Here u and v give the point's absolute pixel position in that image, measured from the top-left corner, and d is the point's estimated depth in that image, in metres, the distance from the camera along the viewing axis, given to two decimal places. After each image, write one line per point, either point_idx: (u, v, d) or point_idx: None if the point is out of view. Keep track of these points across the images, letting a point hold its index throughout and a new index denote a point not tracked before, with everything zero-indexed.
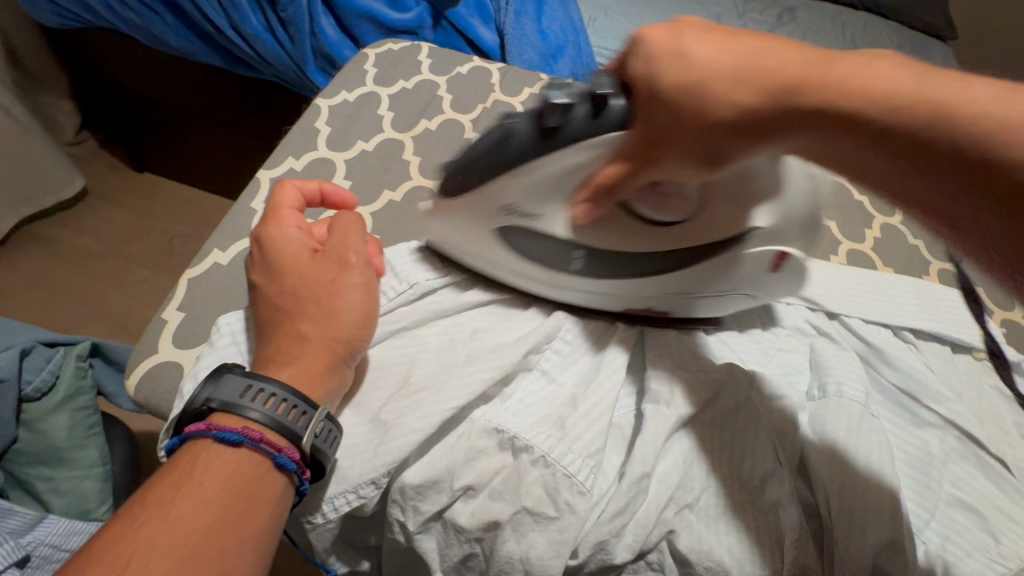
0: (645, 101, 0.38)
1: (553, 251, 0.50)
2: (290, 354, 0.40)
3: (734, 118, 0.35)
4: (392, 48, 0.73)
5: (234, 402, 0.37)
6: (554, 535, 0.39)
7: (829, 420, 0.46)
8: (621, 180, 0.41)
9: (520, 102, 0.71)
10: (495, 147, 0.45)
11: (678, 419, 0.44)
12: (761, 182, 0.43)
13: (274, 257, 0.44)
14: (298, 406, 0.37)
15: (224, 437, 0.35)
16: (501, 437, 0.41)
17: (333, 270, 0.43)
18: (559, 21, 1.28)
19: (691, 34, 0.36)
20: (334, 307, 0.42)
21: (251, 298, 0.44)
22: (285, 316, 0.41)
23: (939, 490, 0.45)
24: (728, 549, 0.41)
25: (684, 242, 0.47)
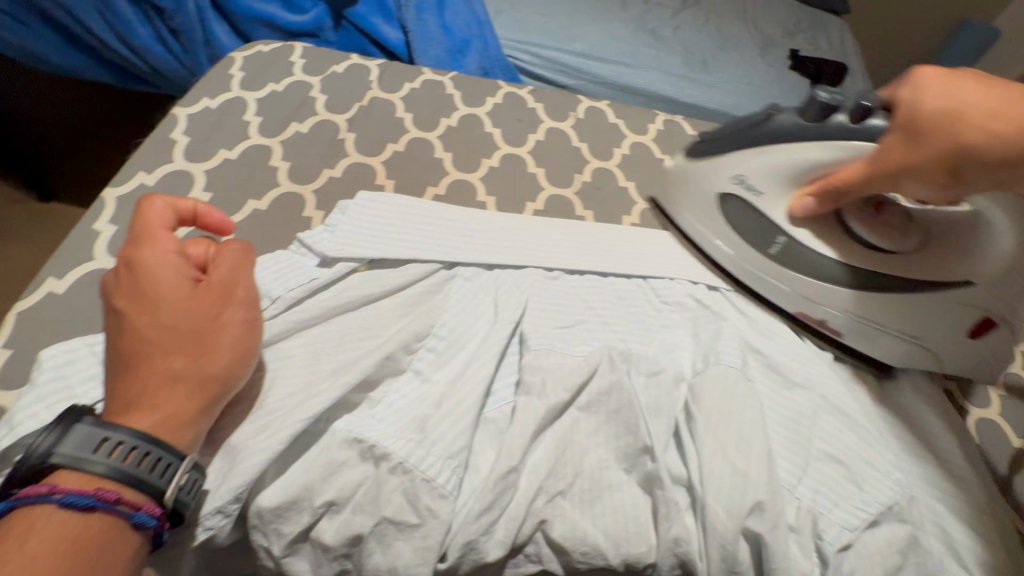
0: (899, 124, 0.44)
1: (759, 230, 0.56)
2: (159, 396, 0.37)
3: (978, 141, 0.41)
4: (262, 50, 0.70)
5: (84, 457, 0.33)
6: (419, 543, 0.37)
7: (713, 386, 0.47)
8: (856, 185, 0.48)
9: (401, 98, 0.69)
10: (753, 128, 0.53)
11: (547, 409, 0.43)
12: (988, 244, 0.49)
13: (145, 286, 0.40)
14: (162, 458, 0.35)
15: (73, 502, 0.32)
16: (362, 447, 0.40)
17: (215, 304, 0.41)
18: (463, 14, 1.26)
19: (963, 80, 0.43)
20: (214, 344, 0.40)
21: (112, 325, 0.40)
22: (153, 352, 0.38)
23: (809, 448, 0.47)
24: (603, 532, 0.41)
25: (908, 271, 0.53)
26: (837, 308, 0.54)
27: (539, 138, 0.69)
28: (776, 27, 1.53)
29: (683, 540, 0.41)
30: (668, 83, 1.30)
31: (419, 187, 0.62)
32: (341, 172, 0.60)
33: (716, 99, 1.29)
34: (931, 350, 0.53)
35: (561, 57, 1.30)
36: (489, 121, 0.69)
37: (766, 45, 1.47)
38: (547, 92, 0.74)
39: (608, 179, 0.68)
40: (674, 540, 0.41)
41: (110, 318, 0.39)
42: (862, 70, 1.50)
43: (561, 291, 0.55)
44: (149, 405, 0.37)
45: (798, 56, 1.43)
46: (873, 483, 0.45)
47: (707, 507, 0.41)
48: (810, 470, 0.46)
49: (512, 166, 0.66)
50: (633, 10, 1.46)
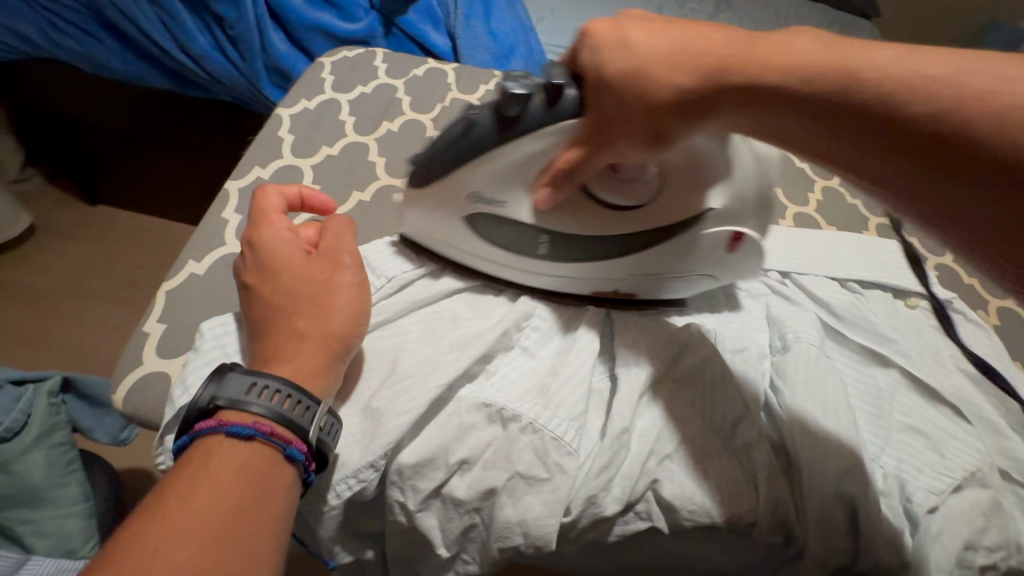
0: (594, 88, 0.41)
1: (521, 237, 0.51)
2: (291, 352, 0.41)
3: (662, 93, 0.38)
4: (347, 55, 0.75)
5: (240, 398, 0.37)
6: (548, 496, 0.41)
7: (801, 359, 0.50)
8: (579, 164, 0.43)
9: (478, 99, 0.74)
10: (461, 139, 0.46)
11: (648, 376, 0.47)
12: (708, 163, 0.45)
13: (267, 260, 0.45)
14: (303, 400, 0.39)
15: (236, 432, 0.36)
16: (489, 411, 0.44)
17: (328, 269, 0.45)
18: (508, 21, 1.31)
19: (634, 25, 0.40)
20: (329, 304, 0.43)
21: (245, 299, 0.45)
22: (284, 314, 0.42)
23: (891, 420, 0.50)
24: (707, 492, 0.44)
25: (639, 225, 0.50)
26: (655, 273, 0.53)
27: None
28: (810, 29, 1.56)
29: (782, 501, 0.45)
30: None
31: None
32: None
33: None
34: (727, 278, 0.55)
35: None
36: None
37: None
38: None
39: None
40: (774, 499, 0.44)
41: (242, 293, 0.44)
42: None
43: None
44: (280, 360, 0.40)
45: None
46: (955, 451, 0.48)
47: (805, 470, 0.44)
48: (892, 440, 0.49)
49: None
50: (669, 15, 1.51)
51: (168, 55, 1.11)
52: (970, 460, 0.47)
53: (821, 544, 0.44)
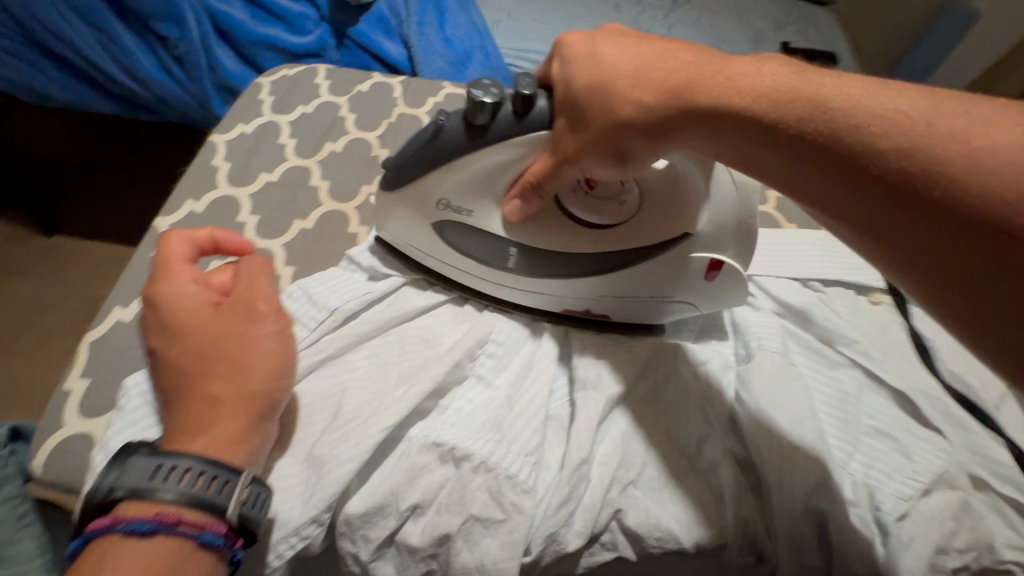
0: (564, 103, 0.43)
1: (490, 248, 0.51)
2: (205, 421, 0.38)
3: (629, 111, 0.40)
4: (288, 74, 0.72)
5: (142, 485, 0.34)
6: (506, 537, 0.39)
7: (766, 366, 0.49)
8: (546, 175, 0.45)
9: (426, 112, 0.71)
10: (428, 144, 0.47)
11: (609, 401, 0.45)
12: (691, 186, 0.46)
13: (170, 318, 0.41)
14: (218, 475, 0.35)
15: (137, 530, 0.33)
16: (441, 450, 0.42)
17: (240, 323, 0.41)
18: (463, 26, 1.29)
19: (606, 39, 0.42)
20: (246, 363, 0.40)
21: (152, 364, 0.41)
22: (192, 381, 0.39)
23: (859, 424, 0.49)
24: (675, 517, 0.43)
25: (631, 243, 0.49)
26: (586, 295, 0.51)
27: None
28: (766, 21, 1.58)
29: (750, 519, 0.43)
30: None
31: None
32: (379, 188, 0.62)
33: None
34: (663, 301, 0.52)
35: None
36: None
37: (757, 39, 1.52)
38: None
39: None
40: (742, 519, 0.43)
41: (147, 358, 0.40)
42: (851, 58, 1.55)
43: None
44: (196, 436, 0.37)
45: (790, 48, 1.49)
46: (924, 453, 0.47)
47: (772, 486, 0.44)
48: (863, 445, 0.48)
49: None
50: (627, 13, 1.51)
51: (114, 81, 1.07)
52: (937, 461, 0.46)
53: (793, 561, 0.43)
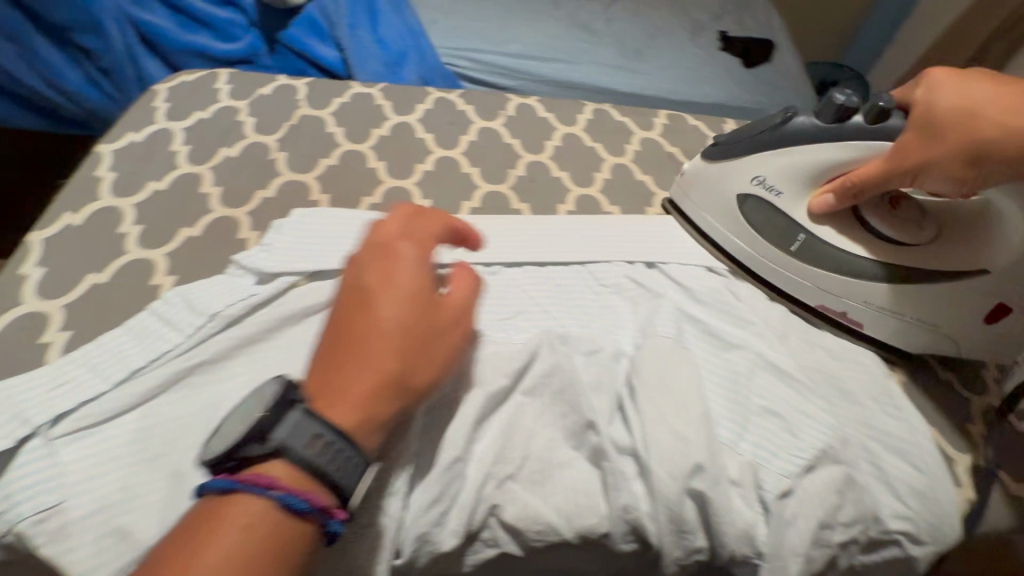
0: (920, 119, 0.50)
1: (779, 229, 0.58)
2: (355, 382, 0.37)
3: (991, 133, 0.47)
4: (187, 80, 0.70)
5: (296, 445, 0.34)
6: (372, 541, 0.39)
7: (656, 354, 0.49)
8: (874, 182, 0.52)
9: (330, 113, 0.70)
10: (773, 130, 0.56)
11: (488, 397, 0.44)
12: (998, 227, 0.54)
13: (397, 276, 0.41)
14: (341, 451, 0.35)
15: (290, 503, 0.33)
16: None
17: (445, 319, 0.41)
18: (396, 27, 1.28)
19: (974, 78, 0.50)
20: (428, 351, 0.40)
21: (353, 304, 0.40)
22: (374, 345, 0.38)
23: (749, 404, 0.49)
24: (555, 509, 0.42)
25: (926, 262, 0.55)
26: (857, 299, 0.56)
27: (471, 138, 0.70)
28: (705, 12, 1.61)
29: (633, 508, 0.43)
30: (605, 76, 1.36)
31: (353, 198, 0.62)
32: (274, 191, 0.60)
33: (652, 87, 1.36)
34: (944, 334, 0.55)
35: (499, 60, 1.34)
36: (420, 127, 0.70)
37: (696, 30, 1.54)
38: (477, 94, 0.76)
39: (542, 171, 0.69)
40: (623, 508, 0.42)
41: (360, 298, 0.39)
42: (789, 46, 1.58)
43: (503, 283, 0.55)
44: (376, 396, 0.37)
45: (727, 39, 1.52)
46: (809, 431, 0.47)
47: (651, 472, 0.43)
48: (752, 425, 0.47)
49: (446, 166, 0.66)
50: (567, 8, 1.51)
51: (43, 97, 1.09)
52: (821, 438, 0.46)
53: (675, 547, 0.43)
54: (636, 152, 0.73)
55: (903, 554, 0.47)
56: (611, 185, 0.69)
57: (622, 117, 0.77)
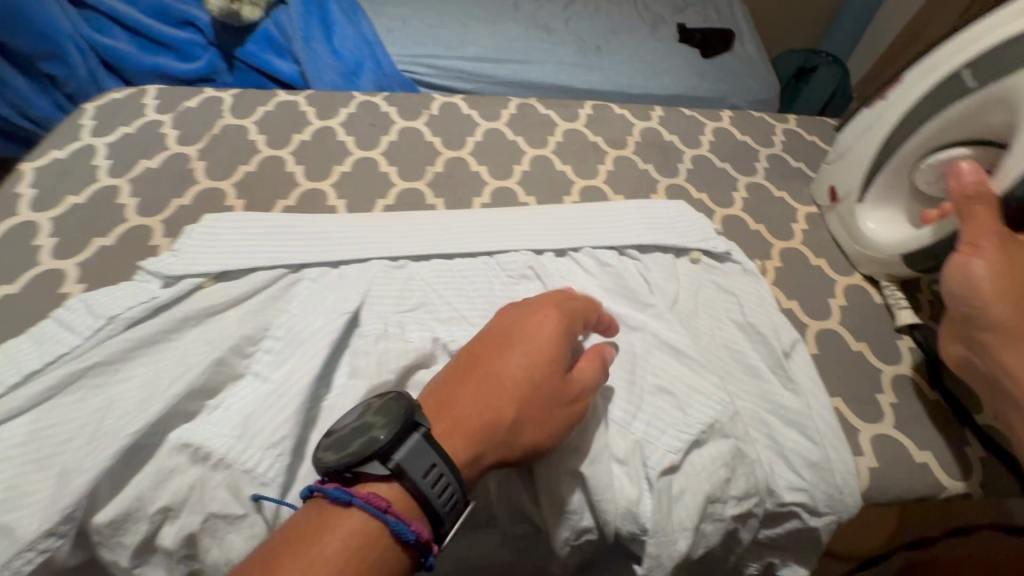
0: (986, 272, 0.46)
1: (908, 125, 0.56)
2: (474, 438, 0.38)
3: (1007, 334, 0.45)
4: (115, 97, 0.72)
5: (414, 473, 0.35)
6: (248, 532, 0.39)
7: None
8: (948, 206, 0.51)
9: (254, 121, 0.72)
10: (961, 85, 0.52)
11: (370, 389, 0.45)
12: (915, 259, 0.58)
13: (528, 338, 0.42)
14: (451, 485, 0.35)
15: (400, 532, 0.33)
16: (191, 451, 0.41)
17: (571, 394, 0.42)
18: (350, 38, 1.30)
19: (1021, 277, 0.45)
20: (560, 417, 0.41)
21: (495, 358, 0.41)
22: (517, 403, 0.39)
23: (643, 383, 0.49)
24: None
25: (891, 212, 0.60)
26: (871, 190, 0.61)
27: (392, 138, 0.71)
28: (664, 5, 1.61)
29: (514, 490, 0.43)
30: (562, 73, 1.37)
31: (269, 202, 0.64)
32: (191, 199, 0.62)
33: (609, 82, 1.37)
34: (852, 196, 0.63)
35: (455, 64, 1.35)
36: (343, 130, 0.71)
37: (655, 24, 1.55)
38: (402, 95, 0.77)
39: (461, 166, 0.70)
40: None
41: (506, 352, 0.41)
42: (750, 33, 1.58)
43: (406, 277, 0.56)
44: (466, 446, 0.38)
45: (686, 30, 1.52)
46: (699, 406, 0.47)
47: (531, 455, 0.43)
48: (644, 405, 0.47)
49: (364, 167, 0.68)
50: (524, 9, 1.53)
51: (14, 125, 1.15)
52: (711, 412, 0.46)
53: (561, 527, 0.43)
54: (557, 143, 0.74)
55: (802, 526, 0.46)
56: (530, 176, 0.70)
57: (546, 110, 0.78)
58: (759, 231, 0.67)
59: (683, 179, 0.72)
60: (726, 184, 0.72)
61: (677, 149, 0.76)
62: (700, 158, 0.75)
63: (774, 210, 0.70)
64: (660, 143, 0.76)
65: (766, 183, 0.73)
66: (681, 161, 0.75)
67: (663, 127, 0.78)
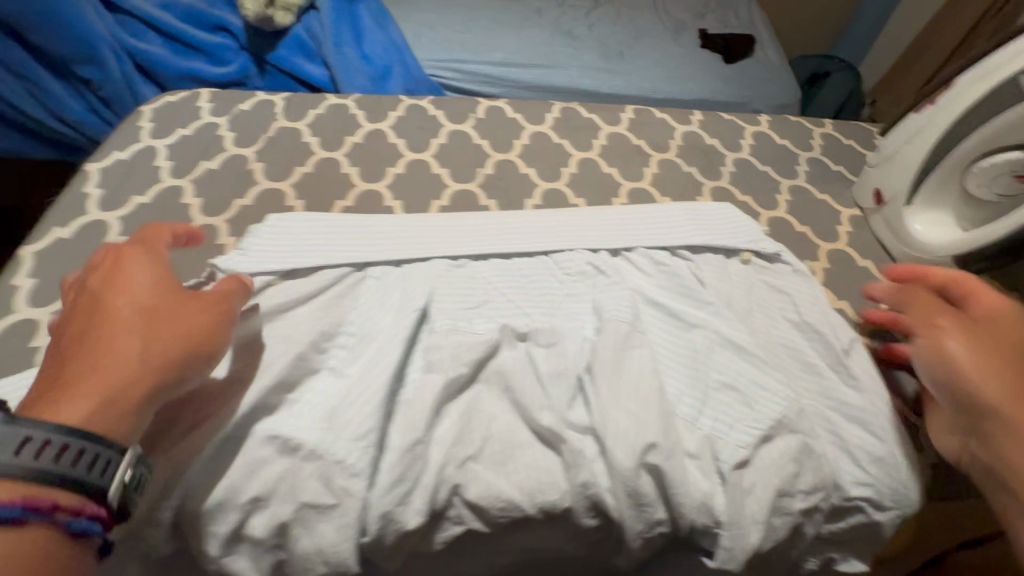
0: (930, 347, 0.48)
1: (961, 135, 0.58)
2: (105, 379, 0.37)
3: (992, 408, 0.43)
4: (170, 100, 0.74)
5: (5, 461, 0.31)
6: (339, 521, 0.40)
7: (610, 335, 0.51)
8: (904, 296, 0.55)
9: (307, 124, 0.73)
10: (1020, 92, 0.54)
11: (449, 382, 0.46)
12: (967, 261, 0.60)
13: (116, 284, 0.42)
14: (99, 457, 0.34)
15: (1, 518, 0.30)
16: (278, 443, 0.43)
17: (198, 303, 0.44)
18: (380, 43, 1.32)
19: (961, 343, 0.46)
20: (189, 331, 0.42)
21: (98, 311, 0.41)
22: (130, 336, 0.39)
23: (708, 380, 0.49)
24: (517, 486, 0.44)
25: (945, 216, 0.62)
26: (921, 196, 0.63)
27: (442, 141, 0.73)
28: (685, 11, 1.63)
29: (591, 483, 0.44)
30: (587, 78, 1.38)
31: (328, 203, 0.65)
32: (253, 200, 0.63)
33: (634, 87, 1.38)
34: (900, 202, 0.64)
35: (482, 69, 1.37)
36: (393, 133, 0.73)
37: (676, 30, 1.57)
38: (448, 99, 0.78)
39: (510, 168, 0.71)
40: (583, 484, 0.44)
41: (103, 306, 0.41)
42: (770, 39, 1.60)
43: (467, 276, 0.57)
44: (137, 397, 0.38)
45: (708, 35, 1.54)
46: (766, 402, 0.48)
47: (608, 449, 0.44)
48: (711, 401, 0.48)
49: (417, 169, 0.69)
50: (548, 15, 1.55)
51: (46, 126, 1.12)
52: (778, 408, 0.48)
53: (636, 519, 0.44)
54: (602, 146, 0.76)
55: (867, 520, 0.47)
56: (578, 178, 0.71)
57: (589, 114, 0.79)
58: (806, 233, 0.68)
59: (727, 181, 0.73)
60: (770, 187, 0.74)
61: (719, 153, 0.77)
62: (742, 161, 0.76)
63: (819, 212, 0.71)
64: (703, 146, 0.78)
65: (809, 186, 0.74)
66: (724, 164, 0.76)
67: (705, 131, 0.80)
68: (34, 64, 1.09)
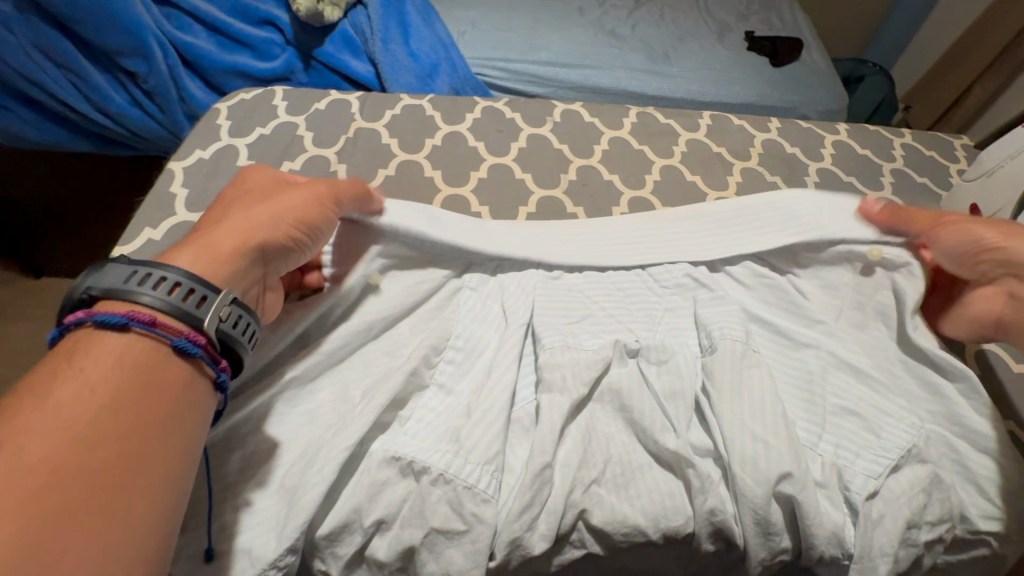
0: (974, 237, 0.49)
1: None
2: (211, 231, 0.39)
3: None
4: (245, 97, 0.72)
5: (120, 285, 0.33)
6: (469, 548, 0.39)
7: (726, 356, 0.48)
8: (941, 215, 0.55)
9: (384, 124, 0.71)
10: None
11: (571, 403, 0.45)
12: None
13: (245, 185, 0.47)
14: (197, 291, 0.35)
15: (108, 322, 0.32)
16: (401, 464, 0.42)
17: (300, 187, 0.45)
18: (428, 40, 1.29)
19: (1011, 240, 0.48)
20: (289, 201, 0.43)
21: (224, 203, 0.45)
22: (241, 207, 0.42)
23: (825, 404, 0.48)
24: (642, 511, 0.43)
25: None
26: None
27: (521, 145, 0.71)
28: (729, 12, 1.61)
29: (719, 510, 0.43)
30: (635, 79, 1.36)
31: None
32: None
33: (681, 88, 1.36)
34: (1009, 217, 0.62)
35: (528, 68, 1.35)
36: (472, 136, 0.71)
37: (721, 31, 1.54)
38: (523, 102, 0.77)
39: (593, 175, 0.70)
40: (710, 511, 0.43)
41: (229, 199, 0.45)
42: (817, 43, 1.57)
43: (565, 289, 0.55)
44: (228, 248, 0.38)
45: (754, 38, 1.51)
46: (890, 429, 0.47)
47: (736, 475, 0.43)
48: (829, 426, 0.47)
49: (499, 174, 0.68)
50: (591, 14, 1.53)
51: (86, 118, 1.07)
52: (906, 436, 0.46)
53: (763, 548, 0.43)
54: (683, 152, 0.74)
55: (990, 554, 0.46)
56: (662, 187, 0.70)
57: (666, 119, 0.78)
58: None
59: None
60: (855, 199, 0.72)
61: (801, 162, 0.75)
62: (825, 171, 0.75)
63: None
64: (784, 156, 0.76)
65: (895, 200, 0.72)
66: (807, 174, 0.74)
67: (784, 139, 0.78)
68: (75, 52, 0.98)
